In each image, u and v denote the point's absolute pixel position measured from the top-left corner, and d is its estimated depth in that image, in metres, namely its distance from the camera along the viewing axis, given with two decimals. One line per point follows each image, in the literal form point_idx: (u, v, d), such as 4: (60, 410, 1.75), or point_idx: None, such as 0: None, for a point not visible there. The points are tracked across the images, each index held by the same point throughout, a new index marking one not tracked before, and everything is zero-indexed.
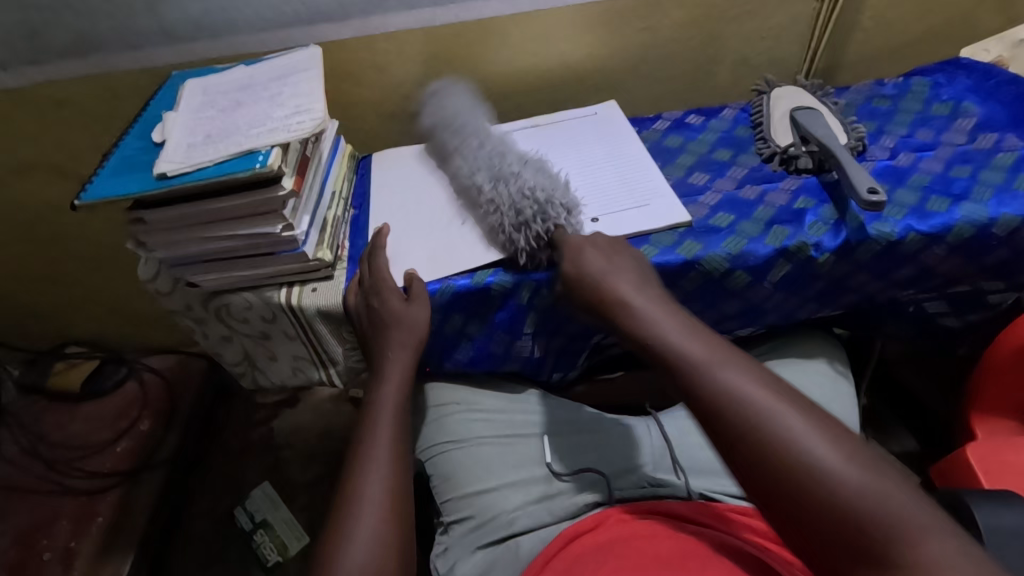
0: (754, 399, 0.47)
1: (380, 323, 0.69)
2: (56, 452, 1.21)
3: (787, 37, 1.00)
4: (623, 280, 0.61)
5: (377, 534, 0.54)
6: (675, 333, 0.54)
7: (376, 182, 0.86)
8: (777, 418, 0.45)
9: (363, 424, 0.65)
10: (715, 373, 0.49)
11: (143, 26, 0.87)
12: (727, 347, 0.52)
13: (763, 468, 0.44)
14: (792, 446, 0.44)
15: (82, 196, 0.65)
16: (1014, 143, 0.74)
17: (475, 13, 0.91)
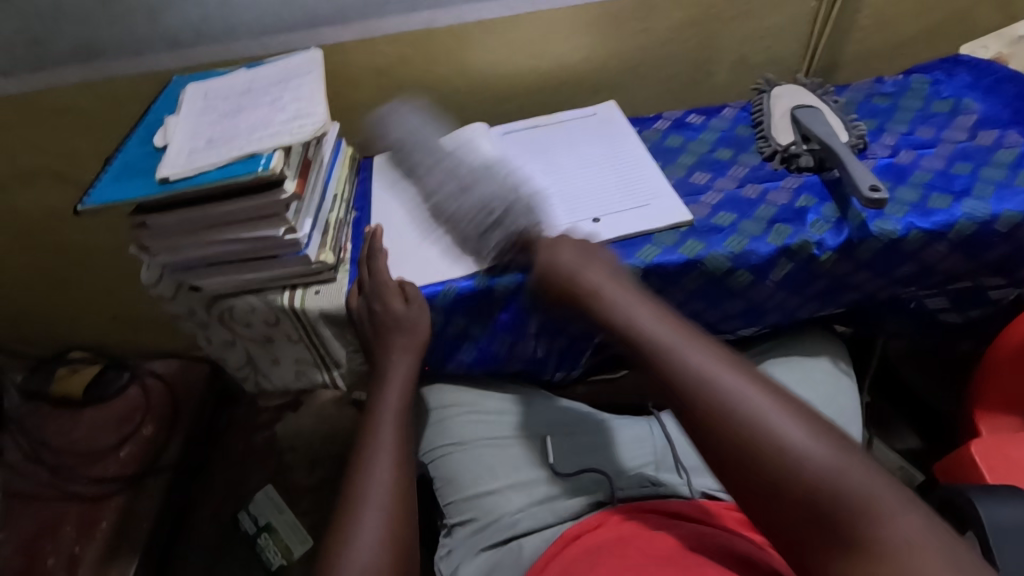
0: (718, 382, 0.47)
1: (382, 327, 0.69)
2: (59, 458, 1.22)
3: (786, 36, 1.00)
4: (594, 270, 0.60)
5: (382, 536, 0.54)
6: (643, 317, 0.53)
7: (378, 184, 0.86)
8: (741, 398, 0.45)
9: (365, 428, 0.65)
10: (683, 355, 0.49)
11: (144, 32, 0.87)
12: (693, 331, 0.52)
13: (726, 449, 0.45)
14: (754, 426, 0.44)
15: (85, 201, 0.65)
16: (1015, 139, 0.74)
17: (474, 16, 0.91)
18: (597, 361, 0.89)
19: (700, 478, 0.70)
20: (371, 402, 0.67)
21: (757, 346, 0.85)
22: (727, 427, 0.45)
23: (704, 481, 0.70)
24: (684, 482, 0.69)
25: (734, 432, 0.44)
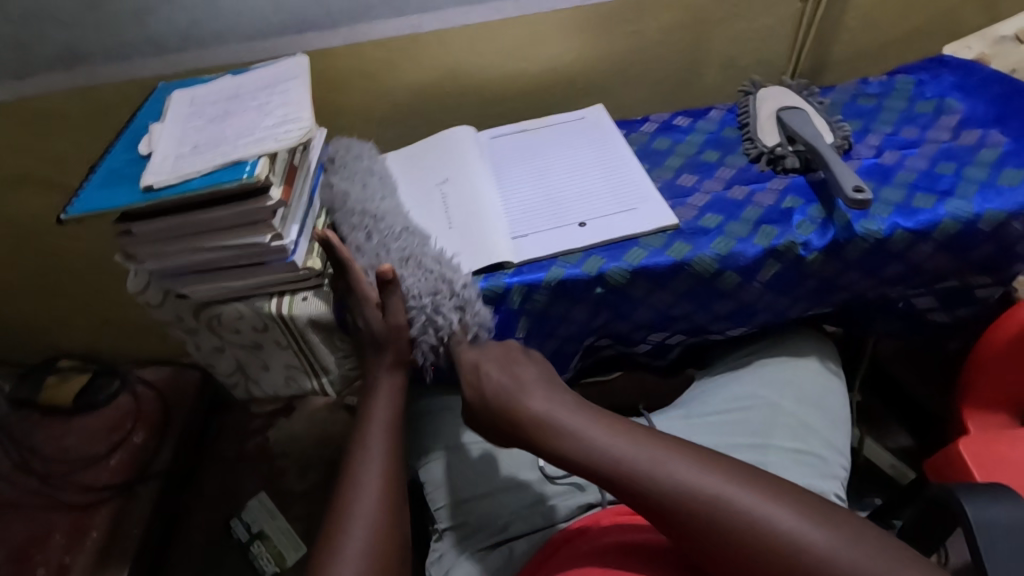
0: (686, 482, 0.52)
1: (368, 339, 0.71)
2: (49, 467, 1.20)
3: (774, 37, 1.01)
4: (537, 391, 0.63)
5: (371, 545, 0.55)
6: (599, 439, 0.57)
7: None
8: (710, 488, 0.51)
9: (354, 437, 0.65)
10: (650, 472, 0.53)
11: (130, 37, 0.87)
12: (642, 437, 0.57)
13: (723, 545, 0.49)
14: (733, 514, 0.49)
15: (69, 209, 0.64)
16: (998, 139, 0.75)
17: (462, 20, 0.91)
18: (589, 363, 0.90)
19: None
20: (362, 411, 0.68)
21: (747, 347, 0.85)
22: (714, 521, 0.49)
23: None
24: None
25: (727, 529, 0.49)
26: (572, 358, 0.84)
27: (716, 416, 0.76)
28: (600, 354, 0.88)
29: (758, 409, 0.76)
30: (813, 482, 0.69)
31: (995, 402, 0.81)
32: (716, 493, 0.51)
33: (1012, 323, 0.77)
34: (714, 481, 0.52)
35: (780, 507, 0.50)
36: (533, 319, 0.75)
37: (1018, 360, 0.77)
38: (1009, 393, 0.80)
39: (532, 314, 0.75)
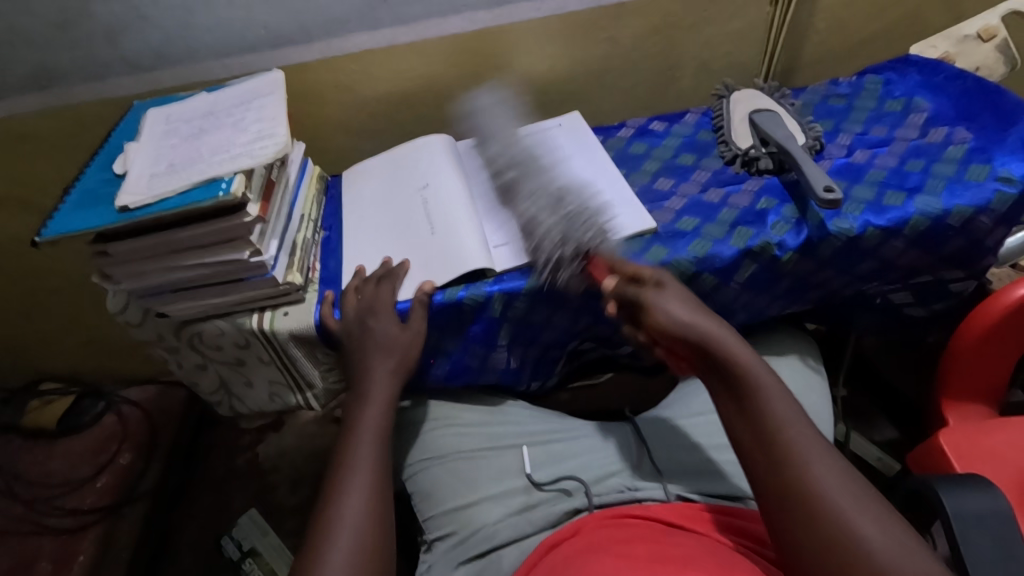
0: (816, 485, 0.48)
1: (365, 341, 0.69)
2: (34, 491, 1.19)
3: (745, 40, 1.02)
4: (715, 325, 0.58)
5: (353, 556, 0.54)
6: (767, 388, 0.53)
7: (347, 201, 0.87)
8: (830, 493, 0.48)
9: (343, 445, 0.64)
10: (790, 437, 0.51)
11: (104, 57, 0.87)
12: (805, 427, 0.52)
13: (803, 539, 0.47)
14: (834, 520, 0.46)
15: (44, 231, 0.64)
16: (964, 136, 0.76)
17: (437, 31, 0.92)
18: (573, 367, 0.92)
19: (676, 480, 0.70)
20: (350, 419, 0.66)
21: None
22: (814, 518, 0.47)
23: (679, 482, 0.70)
24: (659, 487, 0.69)
25: (817, 522, 0.47)
26: (556, 363, 0.86)
27: (699, 417, 0.76)
28: (586, 356, 0.90)
29: None
30: None
31: (972, 392, 0.83)
32: (832, 499, 0.47)
33: (1000, 306, 0.76)
34: (843, 493, 0.48)
35: (897, 542, 0.45)
36: (514, 327, 0.76)
37: (992, 350, 0.79)
38: (984, 383, 0.82)
39: (513, 322, 0.75)
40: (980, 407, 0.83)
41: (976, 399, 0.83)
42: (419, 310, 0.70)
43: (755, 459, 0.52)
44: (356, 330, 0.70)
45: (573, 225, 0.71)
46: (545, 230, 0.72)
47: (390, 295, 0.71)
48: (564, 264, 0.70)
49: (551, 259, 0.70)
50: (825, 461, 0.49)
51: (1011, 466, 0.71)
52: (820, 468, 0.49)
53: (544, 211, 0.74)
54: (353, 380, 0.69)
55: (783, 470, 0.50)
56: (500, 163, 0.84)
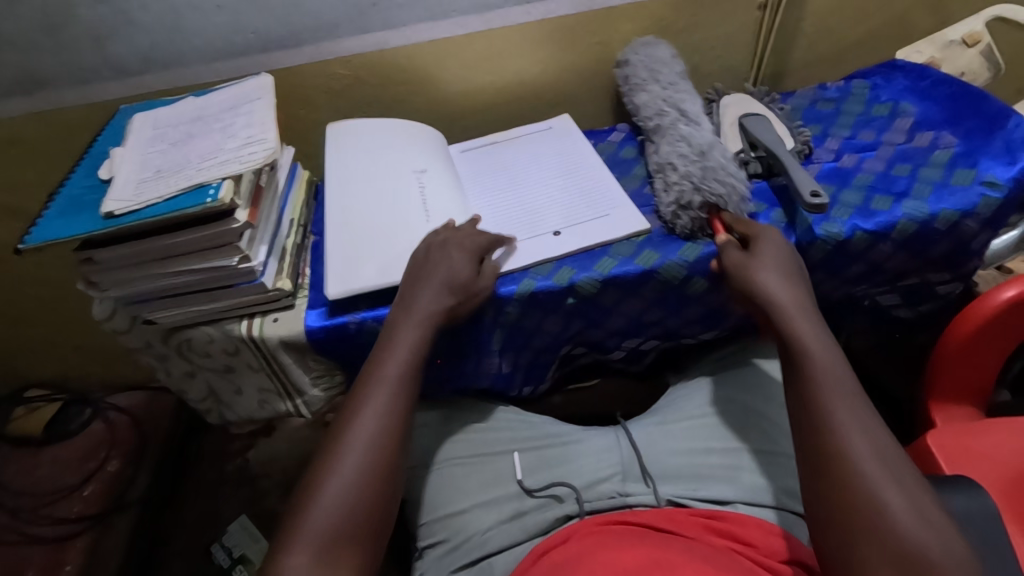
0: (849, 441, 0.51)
1: (422, 271, 0.68)
2: (19, 500, 1.17)
3: (735, 45, 1.03)
4: (779, 291, 0.62)
5: (352, 489, 0.54)
6: (817, 352, 0.57)
7: (336, 163, 0.82)
8: (863, 460, 0.50)
9: (366, 378, 0.61)
10: (839, 411, 0.53)
11: (89, 62, 0.86)
12: (854, 390, 0.55)
13: (826, 491, 0.50)
14: (864, 488, 0.49)
15: (28, 237, 0.63)
16: (950, 140, 0.77)
17: (428, 35, 0.91)
18: (565, 371, 0.92)
19: (667, 485, 0.70)
20: (381, 346, 0.64)
21: (722, 349, 0.85)
22: (846, 481, 0.50)
23: (671, 487, 0.70)
24: (650, 491, 0.69)
25: (842, 478, 0.50)
26: (549, 367, 0.85)
27: (688, 422, 0.76)
28: (578, 361, 0.90)
29: (730, 414, 0.76)
30: (778, 483, 0.69)
31: (960, 394, 0.83)
32: (867, 470, 0.50)
33: (985, 309, 0.77)
34: (872, 456, 0.50)
35: (923, 518, 0.47)
36: (507, 331, 0.76)
37: (977, 351, 0.80)
38: (971, 385, 0.83)
39: (506, 327, 0.75)
40: (966, 408, 0.84)
41: (963, 401, 0.84)
42: (490, 272, 0.70)
43: (802, 422, 0.55)
44: (432, 256, 0.68)
45: (692, 178, 0.74)
46: (679, 186, 0.75)
47: (481, 247, 0.70)
48: (686, 210, 0.73)
49: (681, 202, 0.74)
50: (873, 441, 0.51)
51: (997, 467, 0.71)
52: (866, 444, 0.51)
53: (679, 162, 0.77)
54: (399, 300, 0.67)
55: (825, 437, 0.52)
56: (651, 108, 0.87)
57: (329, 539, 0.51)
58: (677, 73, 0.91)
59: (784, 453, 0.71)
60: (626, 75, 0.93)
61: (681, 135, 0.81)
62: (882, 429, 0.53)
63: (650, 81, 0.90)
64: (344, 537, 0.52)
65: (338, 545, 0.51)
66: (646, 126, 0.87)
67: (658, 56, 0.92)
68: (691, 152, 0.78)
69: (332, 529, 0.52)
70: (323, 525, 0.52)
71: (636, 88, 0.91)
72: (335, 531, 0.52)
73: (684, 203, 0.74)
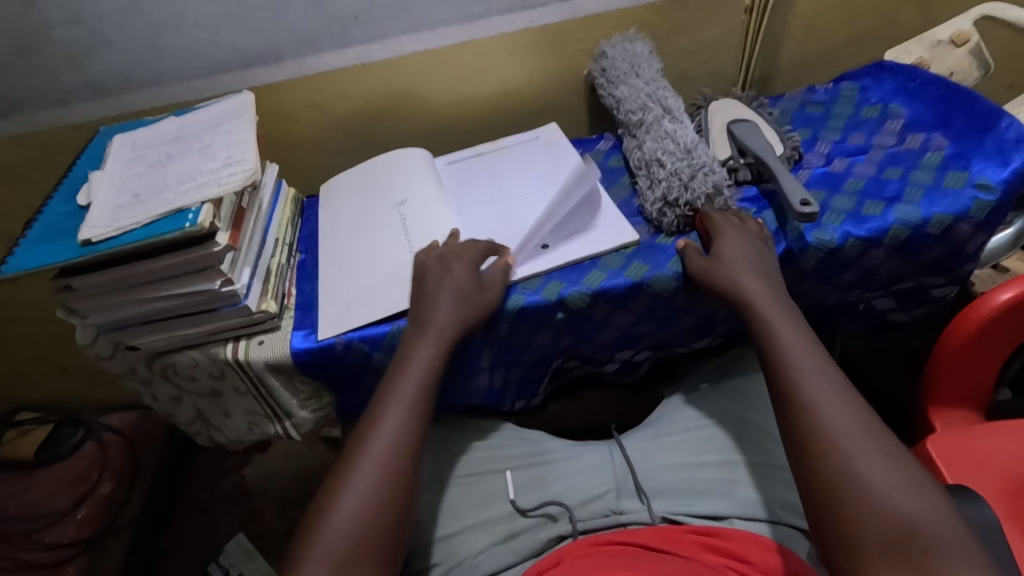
0: (833, 424, 0.53)
1: (431, 282, 0.67)
2: (12, 526, 1.16)
3: (722, 48, 1.01)
4: (757, 286, 0.64)
5: (367, 502, 0.54)
6: (795, 343, 0.59)
7: (321, 223, 0.85)
8: (845, 439, 0.51)
9: (382, 391, 0.62)
10: (821, 397, 0.55)
11: (68, 83, 0.84)
12: (837, 375, 0.56)
13: (816, 474, 0.51)
14: (848, 470, 0.50)
15: (3, 268, 0.62)
16: (941, 142, 0.76)
17: (410, 47, 0.90)
18: (558, 383, 0.91)
19: (662, 501, 0.70)
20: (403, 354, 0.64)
21: (717, 358, 0.84)
22: (830, 464, 0.51)
23: (666, 503, 0.69)
24: (645, 507, 0.69)
25: (828, 460, 0.51)
26: (541, 381, 0.84)
27: (684, 435, 0.75)
28: (570, 374, 0.89)
29: (725, 426, 0.75)
30: (774, 495, 0.67)
31: (958, 398, 0.82)
32: (851, 450, 0.51)
33: (983, 310, 0.76)
34: (855, 436, 0.51)
35: (910, 491, 0.48)
36: (497, 348, 0.75)
37: (975, 354, 0.79)
38: (969, 388, 0.82)
39: (496, 344, 0.74)
40: (965, 411, 0.83)
41: (961, 404, 0.83)
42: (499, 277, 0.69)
43: (784, 412, 0.56)
44: (432, 268, 0.68)
45: (676, 178, 0.75)
46: (665, 185, 0.75)
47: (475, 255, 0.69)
48: (671, 209, 0.75)
49: (665, 201, 0.75)
50: (856, 426, 0.52)
51: (998, 473, 0.70)
52: (849, 430, 0.52)
53: (667, 159, 0.77)
54: (415, 314, 0.67)
55: (807, 425, 0.53)
56: (633, 102, 0.86)
57: (343, 550, 0.51)
58: (656, 67, 0.90)
59: (779, 464, 0.69)
60: (605, 68, 0.91)
61: (665, 132, 0.81)
62: (868, 416, 0.53)
63: (631, 76, 0.88)
64: (357, 548, 0.52)
65: (351, 556, 0.51)
66: (627, 120, 0.87)
67: (636, 50, 0.90)
68: (672, 149, 0.78)
69: (346, 541, 0.52)
70: (335, 537, 0.52)
71: (617, 81, 0.89)
72: (351, 543, 0.52)
73: (669, 203, 0.75)
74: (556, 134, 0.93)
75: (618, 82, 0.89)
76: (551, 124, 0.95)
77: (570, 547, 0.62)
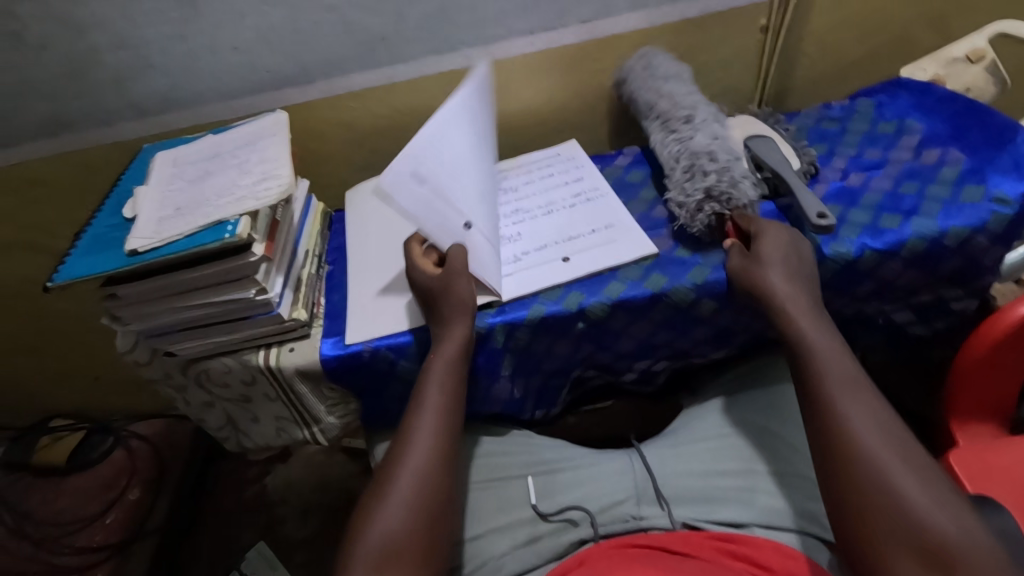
0: (863, 442, 0.53)
1: (436, 296, 0.68)
2: (44, 530, 1.18)
3: (736, 67, 1.04)
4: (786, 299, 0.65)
5: (406, 513, 0.56)
6: (824, 358, 0.60)
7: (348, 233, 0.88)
8: (876, 457, 0.52)
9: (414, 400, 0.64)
10: (852, 413, 0.55)
11: (114, 104, 0.89)
12: (868, 392, 0.57)
13: (846, 491, 0.52)
14: (877, 484, 0.50)
15: (55, 276, 0.66)
16: (958, 156, 0.77)
17: (434, 67, 0.94)
18: (576, 394, 0.92)
19: (681, 508, 0.70)
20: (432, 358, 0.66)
21: (735, 369, 0.85)
22: (855, 479, 0.52)
23: (686, 510, 0.70)
24: (665, 513, 0.70)
25: (858, 477, 0.52)
26: (561, 391, 0.86)
27: (704, 444, 0.76)
28: (589, 384, 0.90)
29: (744, 435, 0.75)
30: (796, 504, 0.68)
31: (980, 411, 0.82)
32: (883, 469, 0.51)
33: (1003, 324, 0.76)
34: (886, 453, 0.52)
35: (944, 511, 0.48)
36: (517, 356, 0.77)
37: (995, 367, 0.78)
38: (990, 401, 0.81)
39: (515, 352, 0.76)
40: (987, 424, 0.82)
41: (983, 417, 0.82)
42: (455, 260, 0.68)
43: (813, 424, 0.57)
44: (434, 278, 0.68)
45: (725, 178, 0.75)
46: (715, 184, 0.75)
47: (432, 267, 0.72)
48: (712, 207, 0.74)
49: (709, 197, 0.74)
50: (886, 442, 0.53)
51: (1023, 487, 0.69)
52: (879, 446, 0.52)
53: (715, 161, 0.77)
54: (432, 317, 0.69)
55: (836, 443, 0.54)
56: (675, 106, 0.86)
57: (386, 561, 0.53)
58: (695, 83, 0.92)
59: (800, 474, 0.70)
60: (648, 67, 0.91)
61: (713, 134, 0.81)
62: (898, 432, 0.54)
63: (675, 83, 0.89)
64: (398, 558, 0.54)
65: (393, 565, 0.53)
66: (664, 117, 0.86)
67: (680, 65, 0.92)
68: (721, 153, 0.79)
69: (389, 553, 0.54)
70: (379, 547, 0.54)
71: (659, 82, 0.90)
72: (393, 554, 0.54)
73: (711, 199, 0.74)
74: (577, 151, 0.95)
75: (660, 84, 0.89)
76: (570, 141, 0.98)
77: (590, 551, 0.63)
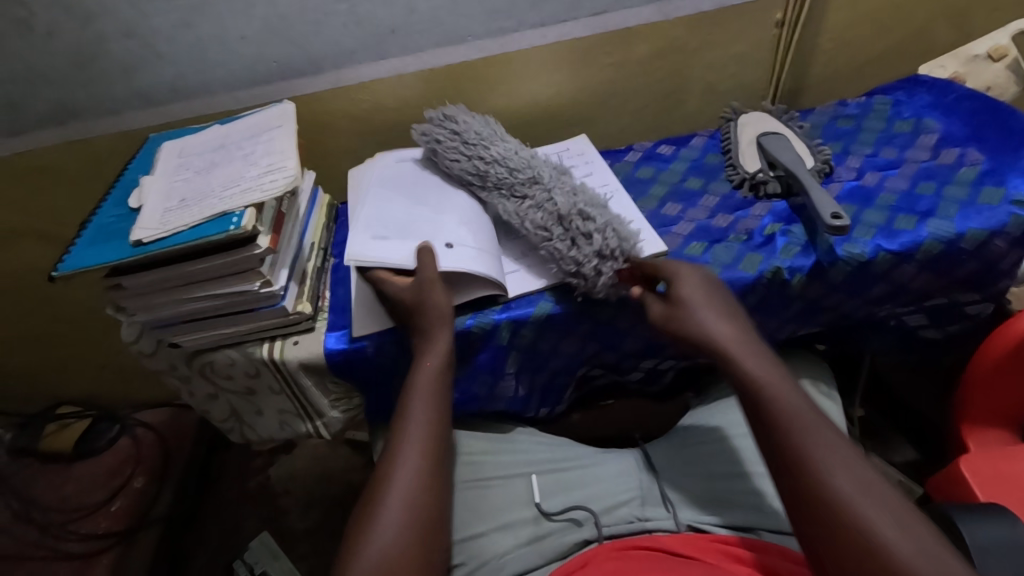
0: (835, 483, 0.48)
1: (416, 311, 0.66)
2: (49, 516, 1.19)
3: (750, 62, 1.02)
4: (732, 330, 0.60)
5: (400, 529, 0.55)
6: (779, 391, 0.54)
7: None
8: (850, 498, 0.47)
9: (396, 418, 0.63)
10: (817, 450, 0.50)
11: (121, 93, 0.89)
12: (827, 425, 0.52)
13: (825, 540, 0.46)
14: (857, 530, 0.45)
15: (60, 266, 0.65)
16: (976, 157, 0.75)
17: (443, 60, 0.93)
18: (582, 392, 0.91)
19: (686, 510, 0.70)
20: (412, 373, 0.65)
21: None
22: (830, 525, 0.46)
23: (691, 513, 0.69)
24: (669, 516, 0.69)
25: (833, 525, 0.46)
26: (566, 389, 0.85)
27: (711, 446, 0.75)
28: (595, 381, 0.89)
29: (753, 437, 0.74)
30: None
31: (993, 417, 0.81)
32: (858, 510, 0.46)
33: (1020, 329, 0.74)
34: (859, 493, 0.47)
35: (926, 555, 0.43)
36: (523, 354, 0.76)
37: (1010, 373, 0.77)
38: (1004, 407, 0.80)
39: (521, 349, 0.75)
40: (999, 431, 0.81)
41: (995, 423, 0.81)
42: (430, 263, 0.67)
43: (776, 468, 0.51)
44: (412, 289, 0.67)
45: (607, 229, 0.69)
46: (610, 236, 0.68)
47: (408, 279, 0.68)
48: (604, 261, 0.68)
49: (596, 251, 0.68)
50: (856, 480, 0.48)
51: None
52: (853, 487, 0.47)
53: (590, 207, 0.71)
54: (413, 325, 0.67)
55: (804, 487, 0.49)
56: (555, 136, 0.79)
57: None
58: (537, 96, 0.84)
59: None
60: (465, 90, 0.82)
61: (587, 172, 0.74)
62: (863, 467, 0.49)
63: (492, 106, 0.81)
64: None
65: None
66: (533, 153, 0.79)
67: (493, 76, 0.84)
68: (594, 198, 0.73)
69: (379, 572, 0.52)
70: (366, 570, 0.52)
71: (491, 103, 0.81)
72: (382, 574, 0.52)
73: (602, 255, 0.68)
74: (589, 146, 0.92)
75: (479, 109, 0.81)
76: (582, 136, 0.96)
77: (593, 553, 0.63)
